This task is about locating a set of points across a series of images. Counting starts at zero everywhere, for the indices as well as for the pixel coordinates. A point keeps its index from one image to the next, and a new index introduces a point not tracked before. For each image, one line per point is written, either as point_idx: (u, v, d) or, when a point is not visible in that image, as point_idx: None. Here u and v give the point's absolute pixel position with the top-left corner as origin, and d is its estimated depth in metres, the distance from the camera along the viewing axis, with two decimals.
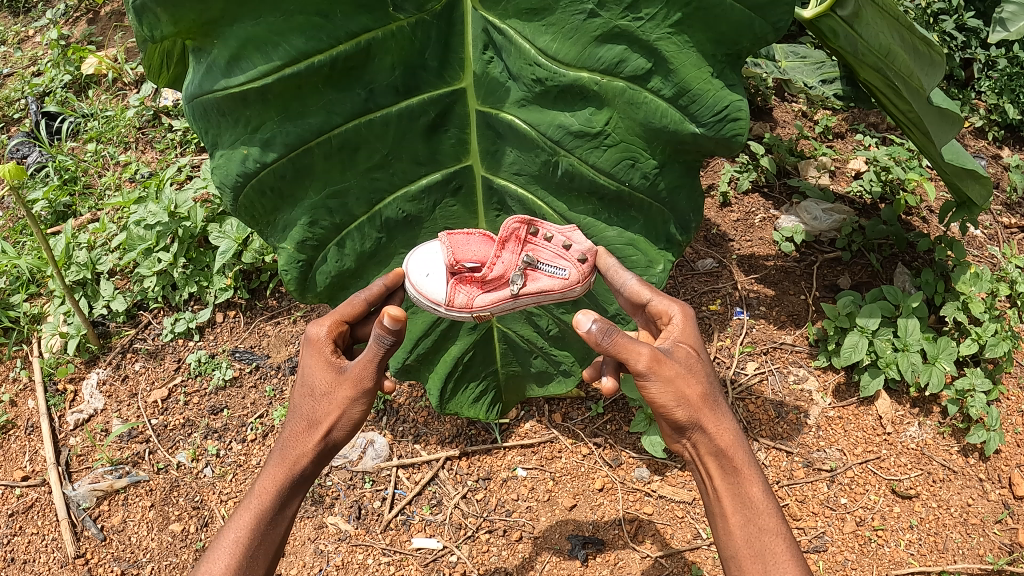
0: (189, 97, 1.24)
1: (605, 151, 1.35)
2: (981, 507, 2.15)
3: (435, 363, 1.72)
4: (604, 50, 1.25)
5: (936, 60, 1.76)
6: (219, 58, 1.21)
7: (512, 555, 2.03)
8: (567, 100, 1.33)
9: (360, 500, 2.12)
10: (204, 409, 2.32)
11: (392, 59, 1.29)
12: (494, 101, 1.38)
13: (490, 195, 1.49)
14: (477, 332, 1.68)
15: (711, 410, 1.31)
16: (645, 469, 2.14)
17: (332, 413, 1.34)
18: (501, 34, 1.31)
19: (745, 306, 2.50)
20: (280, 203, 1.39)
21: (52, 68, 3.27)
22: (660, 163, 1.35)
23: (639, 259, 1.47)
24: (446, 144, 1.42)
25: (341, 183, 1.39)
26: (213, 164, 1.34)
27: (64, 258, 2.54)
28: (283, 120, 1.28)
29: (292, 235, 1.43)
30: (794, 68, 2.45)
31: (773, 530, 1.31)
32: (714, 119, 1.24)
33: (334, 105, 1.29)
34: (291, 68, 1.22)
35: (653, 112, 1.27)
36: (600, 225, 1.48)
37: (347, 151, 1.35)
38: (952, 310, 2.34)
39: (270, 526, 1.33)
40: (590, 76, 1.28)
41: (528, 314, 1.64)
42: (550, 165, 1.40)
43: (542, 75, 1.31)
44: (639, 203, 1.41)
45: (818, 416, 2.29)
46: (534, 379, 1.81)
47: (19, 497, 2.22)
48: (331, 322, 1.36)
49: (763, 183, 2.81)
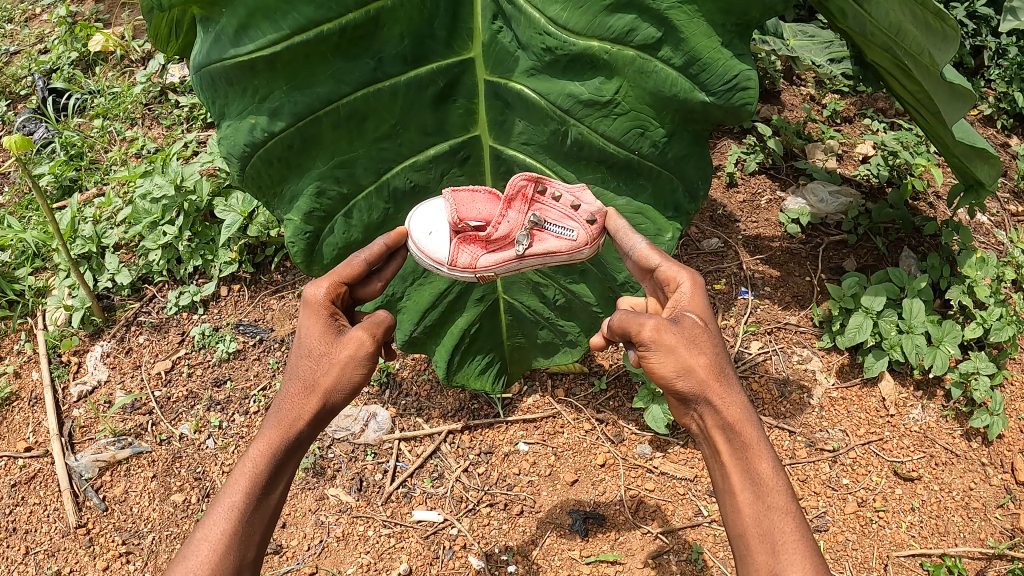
0: (197, 66, 1.23)
1: (615, 120, 1.34)
2: (983, 491, 2.14)
3: (442, 336, 1.71)
4: (614, 20, 1.25)
5: (948, 35, 1.57)
6: (227, 27, 1.20)
7: (512, 529, 2.03)
8: (576, 69, 1.32)
9: (362, 473, 2.12)
10: (208, 381, 2.33)
11: (400, 28, 1.29)
12: (502, 72, 1.37)
13: (497, 164, 1.47)
14: (484, 302, 1.67)
15: (718, 381, 1.28)
16: (648, 445, 2.14)
17: (332, 373, 1.33)
18: (511, 4, 1.31)
19: (751, 286, 2.50)
20: (287, 172, 1.38)
21: (59, 46, 3.28)
22: (669, 131, 1.34)
23: (648, 228, 1.45)
24: (453, 115, 1.40)
25: (349, 153, 1.38)
26: (219, 134, 1.31)
27: (70, 231, 2.54)
28: (291, 89, 1.28)
29: (299, 207, 1.41)
30: (803, 46, 2.43)
31: (782, 508, 1.25)
32: (724, 88, 1.22)
33: (343, 74, 1.28)
34: (301, 37, 1.21)
35: (664, 81, 1.26)
36: (609, 195, 1.45)
37: (354, 121, 1.34)
38: (957, 294, 2.33)
39: (267, 490, 1.29)
40: (600, 45, 1.27)
41: (535, 284, 1.64)
42: (559, 135, 1.39)
43: (552, 44, 1.30)
44: (648, 170, 1.40)
45: (821, 397, 2.29)
46: (539, 350, 1.78)
47: (22, 468, 2.22)
48: (329, 283, 1.37)
49: (770, 165, 2.80)
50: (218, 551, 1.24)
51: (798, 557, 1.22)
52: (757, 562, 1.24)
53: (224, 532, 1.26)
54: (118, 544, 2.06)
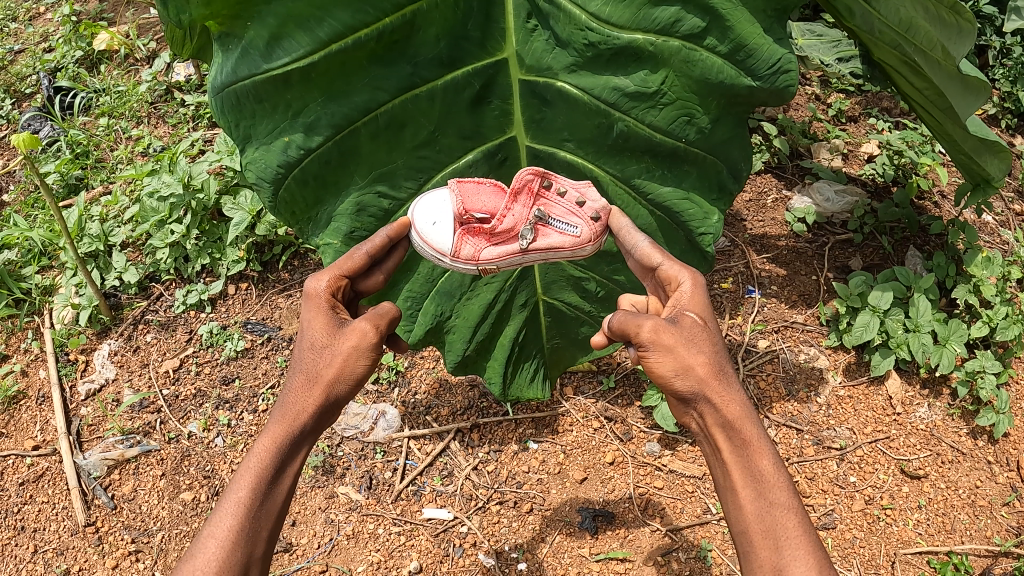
0: (219, 87, 1.20)
1: (661, 110, 1.33)
2: (989, 489, 2.15)
3: (492, 349, 1.71)
4: (659, 11, 1.24)
5: (963, 27, 1.72)
6: (257, 40, 1.18)
7: (522, 527, 2.03)
8: (620, 62, 1.31)
9: (372, 471, 2.12)
10: (216, 379, 2.33)
11: (435, 31, 1.28)
12: (541, 70, 1.35)
13: (536, 163, 1.47)
14: (527, 308, 1.67)
15: (717, 378, 1.29)
16: (656, 443, 2.15)
17: (334, 364, 1.32)
18: (548, 2, 1.30)
19: (757, 285, 2.51)
20: (323, 192, 1.38)
21: (64, 45, 3.28)
22: (715, 117, 1.32)
23: (696, 212, 1.45)
24: (489, 117, 1.40)
25: (388, 163, 1.39)
26: (245, 159, 1.30)
27: (77, 229, 2.54)
28: (326, 100, 1.28)
29: (337, 228, 1.41)
30: (811, 46, 2.45)
31: (784, 503, 1.24)
32: (769, 71, 1.21)
33: (380, 82, 1.28)
34: (337, 45, 1.21)
35: (710, 69, 1.25)
36: (655, 182, 1.45)
37: (393, 129, 1.34)
38: (963, 293, 2.34)
39: (273, 484, 1.27)
40: (644, 37, 1.26)
41: (575, 279, 1.63)
42: (604, 128, 1.38)
43: (595, 39, 1.29)
44: (694, 157, 1.38)
45: (829, 395, 2.29)
46: (579, 348, 1.76)
47: (29, 466, 2.22)
48: (331, 276, 1.36)
49: (775, 164, 2.82)
50: (226, 547, 1.21)
51: (801, 552, 1.21)
52: (760, 559, 1.23)
53: (231, 528, 1.23)
54: (127, 542, 2.06)
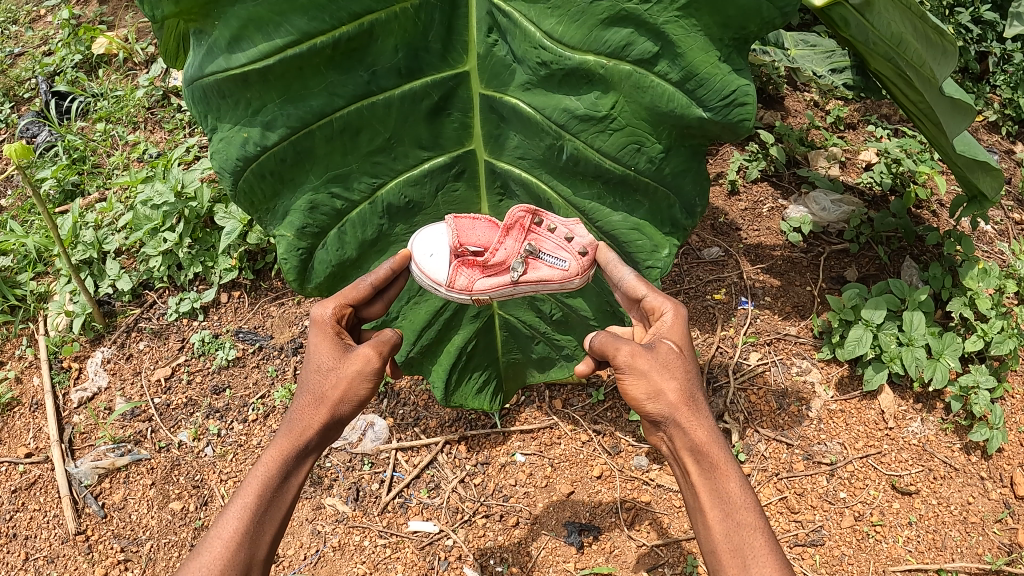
0: (189, 80, 1.22)
1: (611, 135, 1.31)
2: (981, 506, 2.13)
3: (438, 353, 1.68)
4: (610, 34, 1.22)
5: (948, 49, 1.63)
6: (220, 39, 1.19)
7: (508, 540, 2.03)
8: (572, 83, 1.30)
9: (359, 482, 2.13)
10: (207, 389, 2.33)
11: (394, 41, 1.27)
12: (498, 85, 1.35)
13: (493, 179, 1.45)
14: (480, 320, 1.65)
15: (688, 404, 1.30)
16: (644, 457, 2.14)
17: (340, 387, 1.35)
18: (506, 17, 1.29)
19: (750, 296, 2.49)
20: (281, 187, 1.36)
21: (63, 49, 3.30)
22: (666, 147, 1.30)
23: (645, 244, 1.43)
24: (448, 129, 1.39)
25: (342, 167, 1.37)
26: (212, 148, 1.30)
27: (71, 237, 2.55)
28: (284, 102, 1.26)
29: (291, 221, 1.38)
30: (804, 56, 2.45)
31: (750, 523, 1.24)
32: (722, 103, 1.20)
33: (337, 87, 1.27)
34: (293, 50, 1.20)
35: (659, 96, 1.23)
36: (605, 210, 1.43)
37: (348, 134, 1.33)
38: (958, 306, 2.32)
39: (277, 493, 1.30)
40: (595, 60, 1.25)
41: (531, 300, 1.62)
42: (555, 150, 1.36)
43: (547, 58, 1.28)
44: (646, 186, 1.36)
45: (820, 409, 2.28)
46: (535, 366, 1.75)
47: (23, 474, 2.23)
48: (336, 303, 1.39)
49: (772, 172, 2.80)
50: (230, 549, 1.24)
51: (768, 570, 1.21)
52: None
53: (235, 531, 1.25)
54: (116, 551, 2.07)
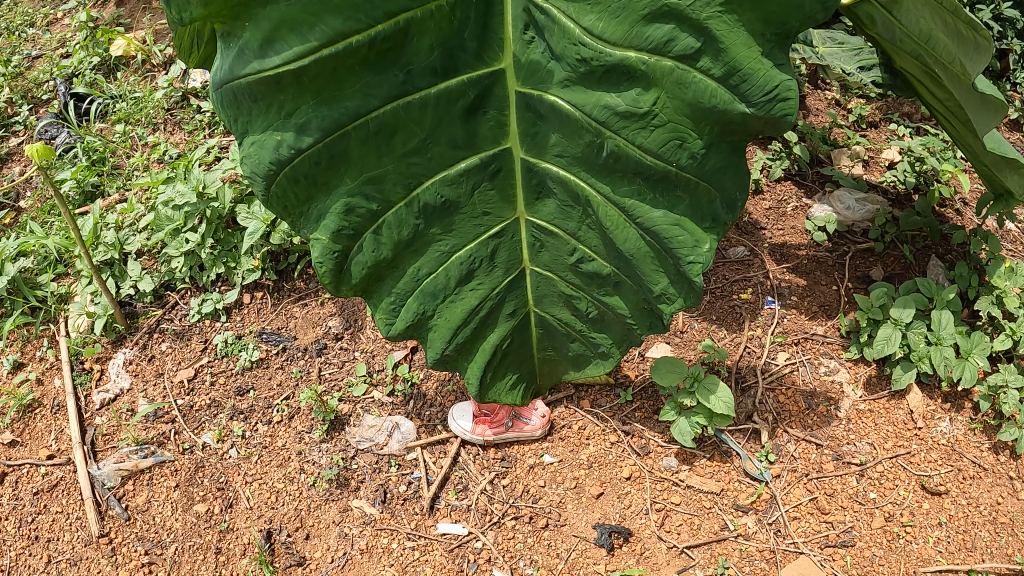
0: (219, 84, 1.09)
1: (652, 132, 1.16)
2: (1011, 506, 2.08)
3: (473, 352, 1.59)
4: (652, 29, 1.07)
5: (983, 46, 1.58)
6: (251, 41, 1.06)
7: (537, 542, 2.01)
8: (611, 80, 1.15)
9: (386, 484, 2.12)
10: (230, 390, 2.32)
11: (430, 40, 1.13)
12: (536, 83, 1.19)
13: (529, 177, 1.32)
14: (516, 318, 1.55)
15: None
16: (674, 459, 2.15)
17: None
18: (543, 14, 1.13)
19: (777, 296, 2.48)
20: (314, 190, 1.24)
21: (81, 50, 3.30)
22: (707, 143, 1.16)
23: (686, 240, 1.28)
24: (484, 127, 1.25)
25: (377, 168, 1.24)
26: (242, 151, 1.18)
27: (92, 238, 2.55)
28: (318, 104, 1.13)
29: (326, 224, 1.27)
30: (831, 54, 2.44)
31: None
32: (764, 99, 1.07)
33: (372, 88, 1.14)
34: (329, 50, 1.06)
35: (703, 92, 1.09)
36: (644, 207, 1.27)
37: (383, 135, 1.20)
38: (986, 305, 2.29)
39: None
40: (635, 56, 1.10)
41: (568, 297, 1.53)
42: (595, 147, 1.21)
43: (587, 55, 1.12)
44: (686, 183, 1.22)
45: (849, 409, 2.25)
46: (569, 362, 1.71)
47: (45, 476, 2.21)
48: None
49: (796, 171, 2.80)
50: None
51: None
52: None
53: None
54: (141, 554, 2.04)
